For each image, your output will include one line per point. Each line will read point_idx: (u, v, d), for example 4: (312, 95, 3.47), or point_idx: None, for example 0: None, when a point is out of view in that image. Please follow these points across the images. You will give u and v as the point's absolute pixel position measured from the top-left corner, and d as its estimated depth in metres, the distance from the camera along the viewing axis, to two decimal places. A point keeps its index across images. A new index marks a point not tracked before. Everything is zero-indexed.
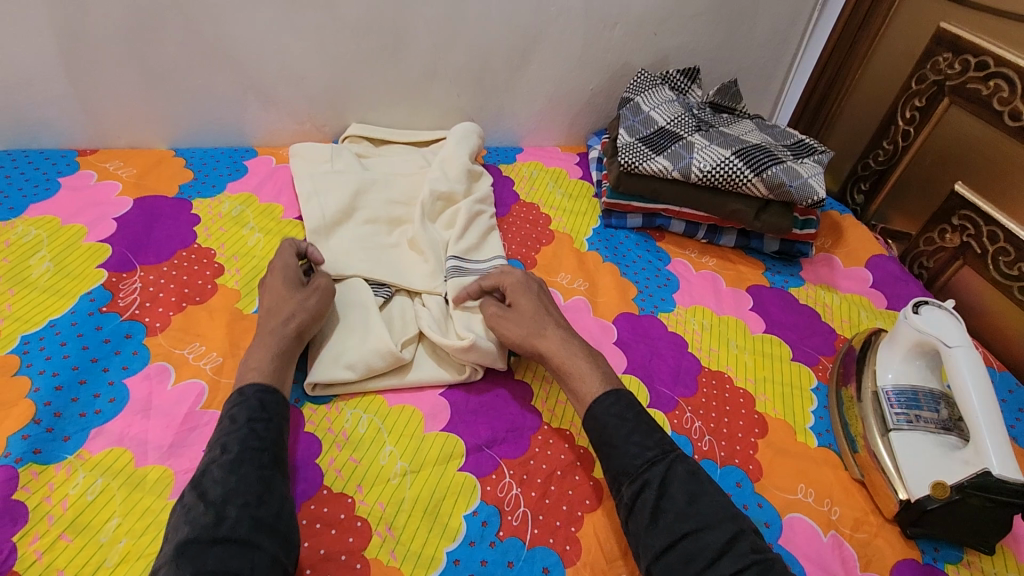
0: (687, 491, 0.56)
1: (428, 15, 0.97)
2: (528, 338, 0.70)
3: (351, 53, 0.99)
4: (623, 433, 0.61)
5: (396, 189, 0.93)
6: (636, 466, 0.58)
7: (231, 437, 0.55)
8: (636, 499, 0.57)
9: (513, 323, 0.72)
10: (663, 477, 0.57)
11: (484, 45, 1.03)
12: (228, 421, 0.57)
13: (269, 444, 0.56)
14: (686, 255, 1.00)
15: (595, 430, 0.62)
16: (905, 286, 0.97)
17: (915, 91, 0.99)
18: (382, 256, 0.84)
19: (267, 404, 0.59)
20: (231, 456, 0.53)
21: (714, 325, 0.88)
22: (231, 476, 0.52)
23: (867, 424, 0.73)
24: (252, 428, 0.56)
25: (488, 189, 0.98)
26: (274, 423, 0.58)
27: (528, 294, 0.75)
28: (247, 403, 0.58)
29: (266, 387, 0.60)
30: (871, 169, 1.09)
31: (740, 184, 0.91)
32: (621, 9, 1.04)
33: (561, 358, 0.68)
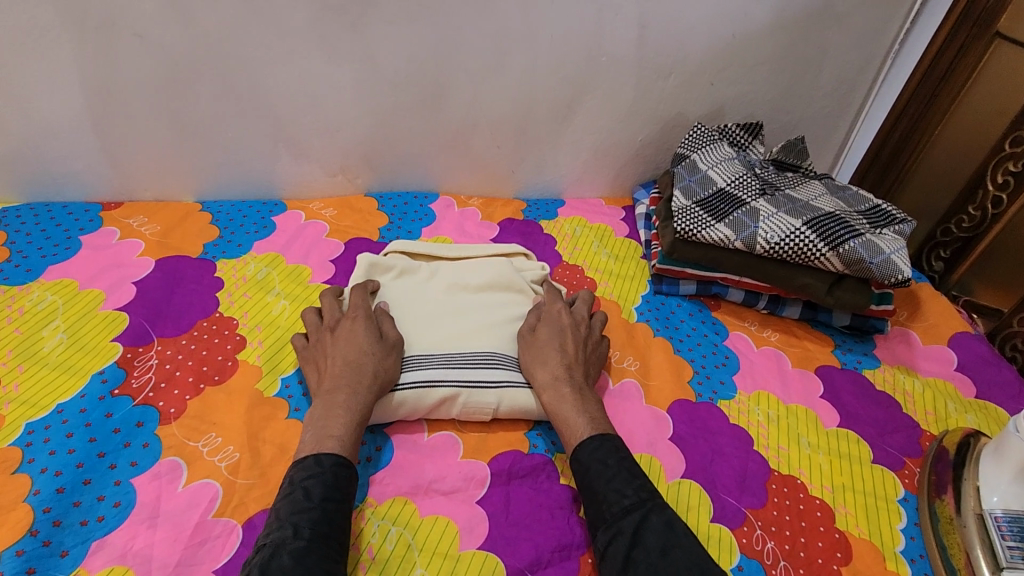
0: (659, 541, 0.55)
1: (471, 65, 0.92)
2: (530, 363, 0.71)
3: (388, 105, 0.94)
4: (604, 480, 0.60)
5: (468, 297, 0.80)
6: (612, 514, 0.58)
7: (303, 516, 0.53)
8: (608, 547, 0.56)
9: (523, 348, 0.73)
10: (638, 525, 0.56)
11: (530, 97, 0.97)
12: (301, 496, 0.55)
13: (338, 532, 0.54)
14: (745, 327, 0.91)
15: (577, 472, 0.62)
16: (997, 371, 0.87)
17: (1010, 154, 0.93)
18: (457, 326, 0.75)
19: (340, 480, 0.57)
20: (303, 542, 0.51)
21: (782, 417, 0.78)
22: (300, 565, 0.49)
23: (972, 554, 0.63)
24: (324, 509, 0.54)
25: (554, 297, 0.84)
26: (344, 506, 0.56)
27: (554, 326, 0.75)
28: (321, 478, 0.56)
29: (342, 461, 0.59)
30: (953, 235, 1.01)
31: (812, 259, 0.82)
32: (677, 59, 0.97)
33: (552, 399, 0.68)
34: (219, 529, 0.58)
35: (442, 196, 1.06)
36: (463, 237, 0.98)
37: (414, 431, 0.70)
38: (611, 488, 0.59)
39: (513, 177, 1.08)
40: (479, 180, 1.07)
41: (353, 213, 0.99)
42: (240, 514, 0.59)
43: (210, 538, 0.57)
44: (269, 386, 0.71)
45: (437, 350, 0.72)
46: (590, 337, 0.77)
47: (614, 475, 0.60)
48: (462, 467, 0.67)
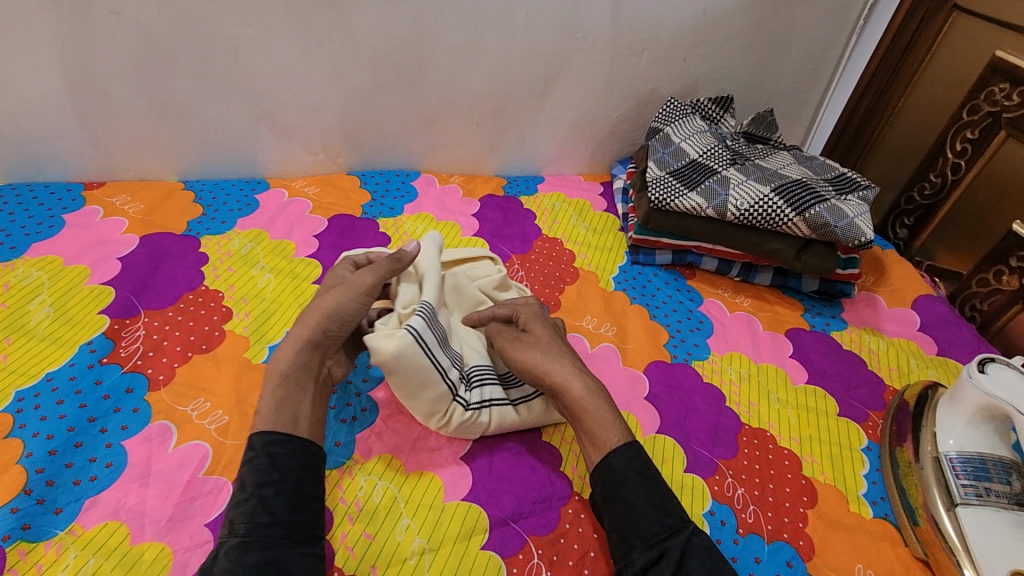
0: (704, 567, 0.52)
1: (449, 43, 0.93)
2: (540, 362, 0.65)
3: (367, 83, 0.95)
4: (644, 491, 0.57)
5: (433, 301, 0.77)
6: (654, 533, 0.54)
7: (238, 511, 0.52)
8: (650, 567, 0.53)
9: (528, 345, 0.67)
10: (683, 549, 0.53)
11: (507, 74, 0.99)
12: (239, 488, 0.54)
13: (280, 515, 0.52)
14: (719, 294, 0.94)
15: (610, 482, 0.58)
16: (956, 330, 0.91)
17: (966, 122, 0.93)
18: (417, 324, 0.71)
19: (277, 459, 0.55)
20: (238, 539, 0.50)
21: (753, 375, 0.82)
22: (236, 565, 0.48)
23: (929, 494, 0.66)
24: (260, 497, 0.53)
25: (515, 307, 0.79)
26: (285, 484, 0.54)
27: (543, 325, 0.70)
28: (255, 463, 0.55)
29: (277, 438, 0.57)
30: (916, 203, 1.03)
31: (780, 224, 0.85)
32: (650, 35, 0.99)
33: (581, 400, 0.62)
34: (210, 486, 0.59)
35: (423, 173, 1.08)
36: (444, 212, 1.00)
37: (398, 393, 0.72)
38: (653, 503, 0.56)
39: (493, 154, 1.10)
40: (460, 158, 1.09)
41: (335, 190, 1.01)
42: (231, 471, 0.61)
43: (202, 495, 0.59)
44: (257, 353, 0.73)
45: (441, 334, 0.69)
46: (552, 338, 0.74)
47: (653, 488, 0.57)
48: None
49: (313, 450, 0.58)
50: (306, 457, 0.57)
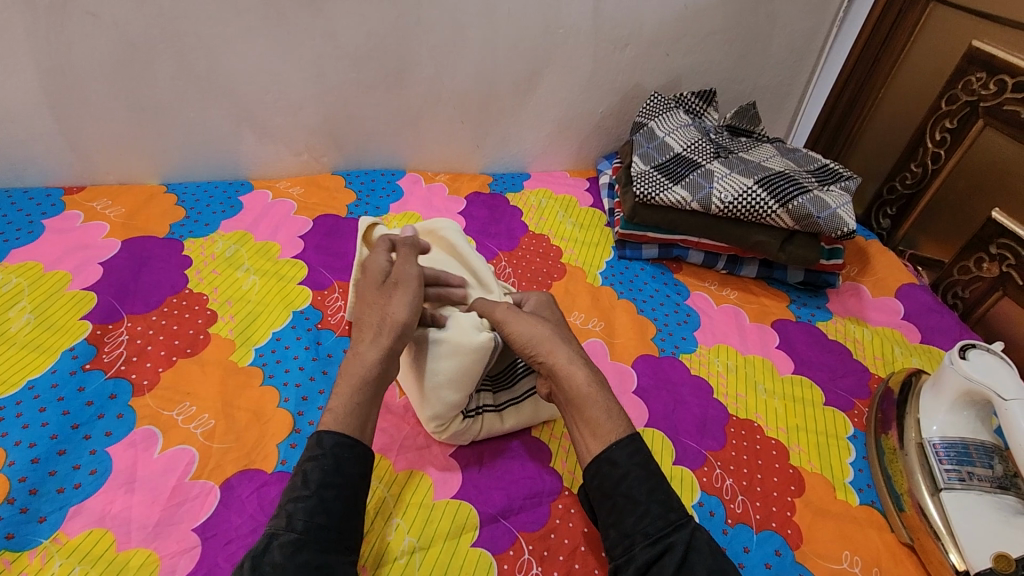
0: (708, 566, 0.50)
1: (432, 40, 0.93)
2: (547, 343, 0.61)
3: (349, 82, 0.94)
4: (645, 487, 0.54)
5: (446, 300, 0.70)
6: (656, 528, 0.52)
7: (297, 507, 0.50)
8: (652, 565, 0.50)
9: (531, 320, 0.63)
10: (688, 544, 0.51)
11: (491, 71, 0.99)
12: (300, 481, 0.51)
13: (336, 520, 0.50)
14: (705, 287, 0.95)
15: (609, 477, 0.55)
16: (940, 318, 0.92)
17: (945, 112, 0.93)
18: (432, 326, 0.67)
19: (343, 461, 0.53)
20: (294, 536, 0.48)
21: (740, 366, 0.83)
22: (289, 565, 0.46)
23: (913, 479, 0.67)
24: (320, 497, 0.50)
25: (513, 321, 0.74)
26: (346, 490, 0.52)
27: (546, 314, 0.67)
28: (322, 462, 0.52)
29: (345, 439, 0.54)
30: (898, 193, 1.04)
31: (764, 216, 0.86)
32: (632, 29, 0.99)
33: (583, 381, 0.59)
34: (197, 491, 0.59)
35: (409, 172, 1.07)
36: (430, 210, 1.00)
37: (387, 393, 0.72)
38: (656, 500, 0.53)
39: (478, 152, 1.10)
40: (445, 156, 1.09)
41: (320, 190, 1.00)
42: (217, 475, 0.60)
43: (188, 499, 0.58)
44: (243, 356, 0.72)
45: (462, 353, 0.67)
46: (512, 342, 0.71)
47: (654, 484, 0.54)
48: None
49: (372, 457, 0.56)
50: (367, 464, 0.54)
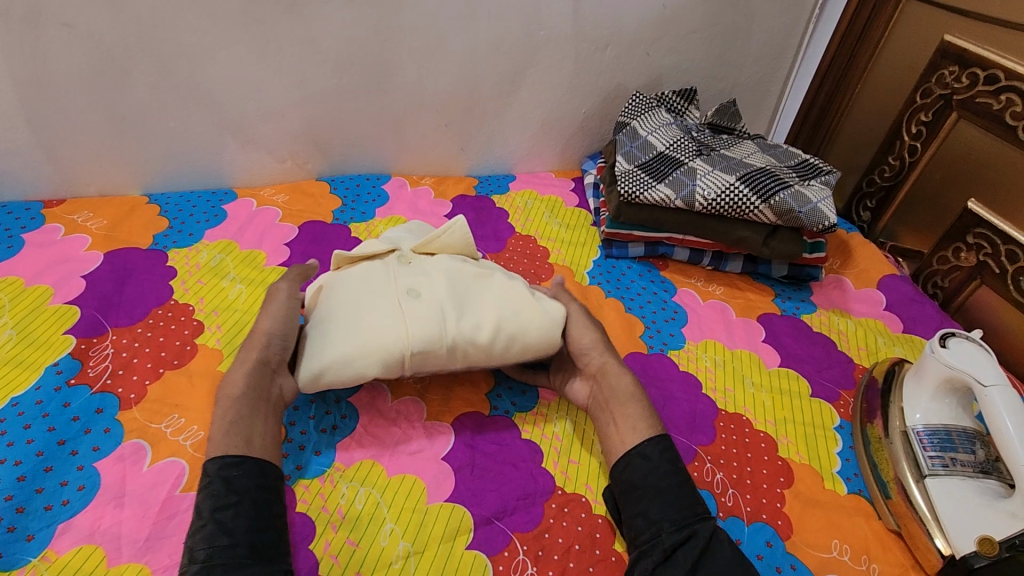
0: (730, 554, 0.53)
1: (413, 44, 0.93)
2: (588, 347, 0.70)
3: (332, 88, 0.94)
4: (672, 479, 0.58)
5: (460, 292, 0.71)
6: (682, 517, 0.55)
7: (197, 538, 0.50)
8: (677, 548, 0.54)
9: (585, 325, 0.72)
10: (711, 534, 0.54)
11: (474, 74, 0.99)
12: (195, 515, 0.51)
13: (242, 536, 0.50)
14: (692, 284, 0.96)
15: (640, 470, 0.59)
16: (921, 307, 0.94)
17: (920, 106, 0.95)
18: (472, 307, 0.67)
19: (233, 482, 0.53)
20: (200, 565, 0.48)
21: (727, 361, 0.84)
22: None
23: (899, 467, 0.68)
24: (216, 521, 0.50)
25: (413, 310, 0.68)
26: (243, 504, 0.52)
27: None
28: (210, 489, 0.52)
29: (229, 461, 0.54)
30: (877, 185, 1.06)
31: (747, 212, 0.87)
32: (612, 30, 1.00)
33: (628, 381, 0.67)
34: (188, 503, 0.59)
35: (394, 177, 1.07)
36: (417, 214, 1.00)
37: (378, 399, 0.72)
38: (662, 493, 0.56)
39: (463, 155, 1.10)
40: (430, 159, 1.09)
41: (305, 197, 1.00)
42: None
43: (179, 512, 0.58)
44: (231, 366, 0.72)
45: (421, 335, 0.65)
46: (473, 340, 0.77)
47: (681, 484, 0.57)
48: (427, 428, 0.69)
49: (269, 470, 0.56)
50: (262, 478, 0.55)
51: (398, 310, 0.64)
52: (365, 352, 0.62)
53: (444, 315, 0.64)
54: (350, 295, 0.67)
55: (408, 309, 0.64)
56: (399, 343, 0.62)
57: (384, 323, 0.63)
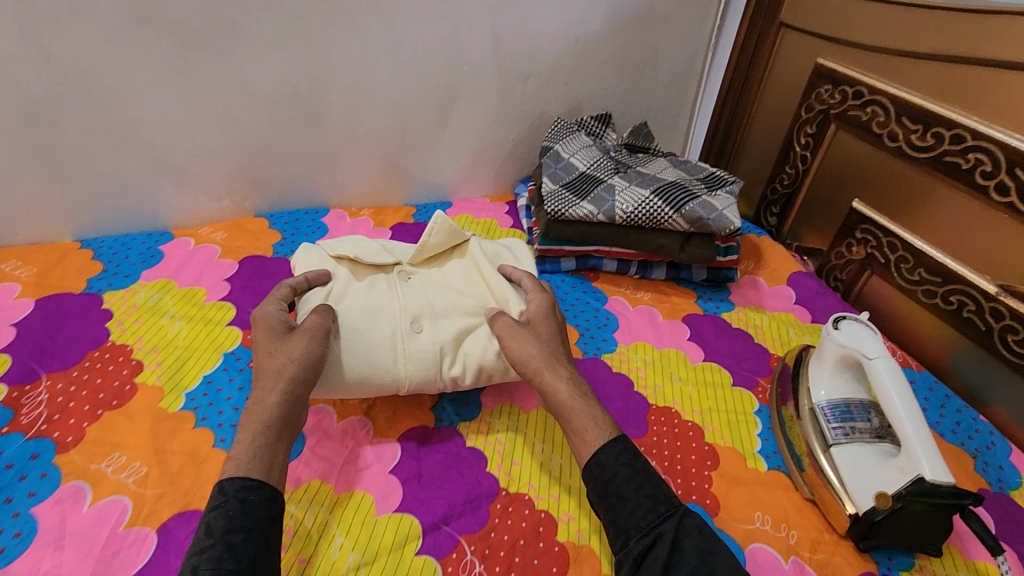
0: (699, 546, 0.54)
1: (343, 83, 0.98)
2: (532, 360, 0.68)
3: (266, 127, 0.98)
4: (634, 485, 0.58)
5: (454, 305, 0.77)
6: (648, 521, 0.56)
7: (202, 557, 0.48)
8: (646, 554, 0.54)
9: (523, 342, 0.70)
10: (677, 530, 0.55)
11: (404, 108, 1.05)
12: (203, 533, 0.50)
13: (246, 564, 0.48)
14: (622, 292, 1.03)
15: (600, 480, 0.60)
16: (825, 299, 1.04)
17: (805, 120, 1.07)
18: (462, 336, 0.74)
19: (248, 506, 0.52)
20: None
21: (657, 360, 0.90)
22: None
23: (809, 441, 0.75)
24: (227, 543, 0.49)
25: (415, 300, 0.76)
26: (254, 533, 0.50)
27: (548, 323, 0.73)
28: (225, 509, 0.51)
29: (249, 484, 0.53)
30: (779, 193, 1.17)
31: (662, 222, 0.95)
32: (531, 64, 1.08)
33: (567, 399, 0.65)
34: (132, 538, 0.59)
35: (333, 210, 1.10)
36: None
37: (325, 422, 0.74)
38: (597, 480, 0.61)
39: (399, 185, 1.14)
40: (368, 191, 1.13)
41: (244, 233, 1.01)
42: (153, 520, 0.60)
43: (123, 548, 0.58)
44: (172, 402, 0.72)
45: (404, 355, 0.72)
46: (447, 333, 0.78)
47: (641, 480, 0.59)
48: (374, 445, 0.72)
49: (281, 503, 0.55)
50: (275, 509, 0.53)
51: (399, 347, 0.71)
52: (366, 384, 0.71)
53: (439, 360, 0.72)
54: (355, 321, 0.72)
55: (409, 351, 0.72)
56: (399, 382, 0.71)
57: (385, 362, 0.71)
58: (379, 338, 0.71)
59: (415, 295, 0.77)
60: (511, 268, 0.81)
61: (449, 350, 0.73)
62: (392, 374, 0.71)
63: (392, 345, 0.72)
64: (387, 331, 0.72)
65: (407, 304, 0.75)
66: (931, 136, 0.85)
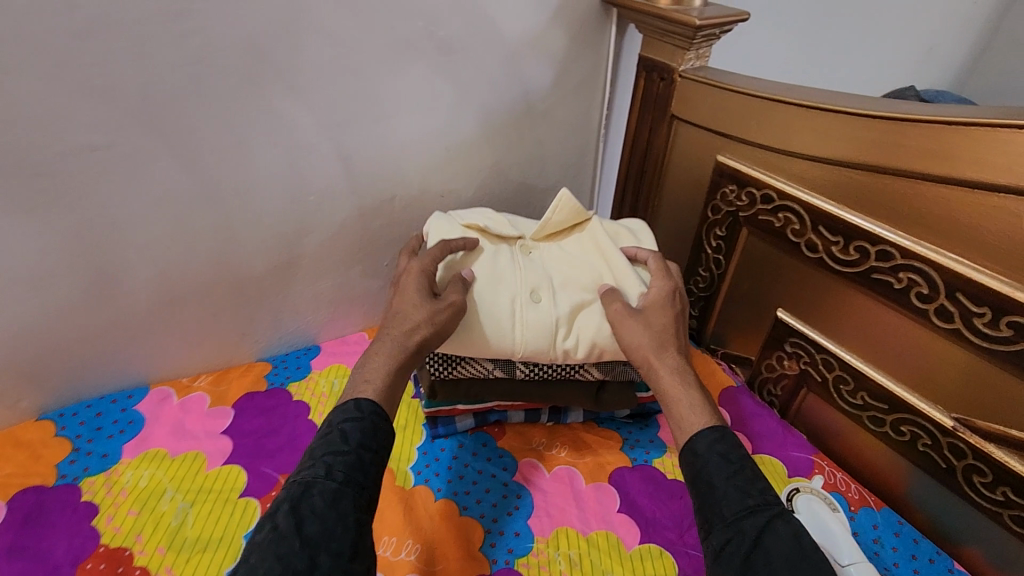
0: (785, 551, 0.52)
1: (140, 238, 0.75)
2: (642, 348, 0.71)
3: (31, 308, 0.72)
4: (724, 475, 0.59)
5: (573, 280, 0.79)
6: (733, 512, 0.56)
7: (340, 460, 0.55)
8: (726, 546, 0.54)
9: (639, 329, 0.72)
10: (762, 530, 0.54)
11: (237, 255, 0.83)
12: (340, 438, 0.57)
13: (371, 485, 0.56)
14: (534, 449, 0.85)
15: (693, 464, 0.61)
16: (764, 421, 0.91)
17: (713, 221, 0.95)
18: (576, 312, 0.76)
19: (377, 430, 0.60)
20: (336, 485, 0.53)
21: (583, 554, 0.72)
22: (332, 512, 0.52)
23: None
24: (359, 456, 0.56)
25: (537, 271, 0.79)
26: (378, 458, 0.58)
27: (665, 312, 0.74)
28: (360, 425, 0.59)
29: (380, 410, 0.61)
30: (695, 295, 1.05)
31: (574, 373, 0.80)
32: (396, 181, 0.90)
33: (672, 388, 0.68)
34: None
35: (155, 388, 0.86)
36: (184, 439, 0.79)
37: None
38: None
39: (246, 339, 0.91)
40: (204, 354, 0.88)
41: (14, 451, 0.76)
42: None
43: None
44: None
45: (519, 324, 0.74)
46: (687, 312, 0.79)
47: (733, 471, 0.59)
48: None
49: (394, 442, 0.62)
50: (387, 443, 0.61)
51: (518, 314, 0.75)
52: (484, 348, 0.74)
53: (555, 328, 0.75)
54: (480, 284, 0.76)
55: (527, 318, 0.74)
56: (514, 348, 0.74)
57: (503, 328, 0.74)
58: (502, 308, 0.75)
59: (534, 269, 0.79)
60: (635, 249, 0.84)
61: (564, 322, 0.75)
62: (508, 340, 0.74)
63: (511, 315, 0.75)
64: (508, 298, 0.75)
65: (529, 274, 0.78)
66: (855, 249, 0.75)
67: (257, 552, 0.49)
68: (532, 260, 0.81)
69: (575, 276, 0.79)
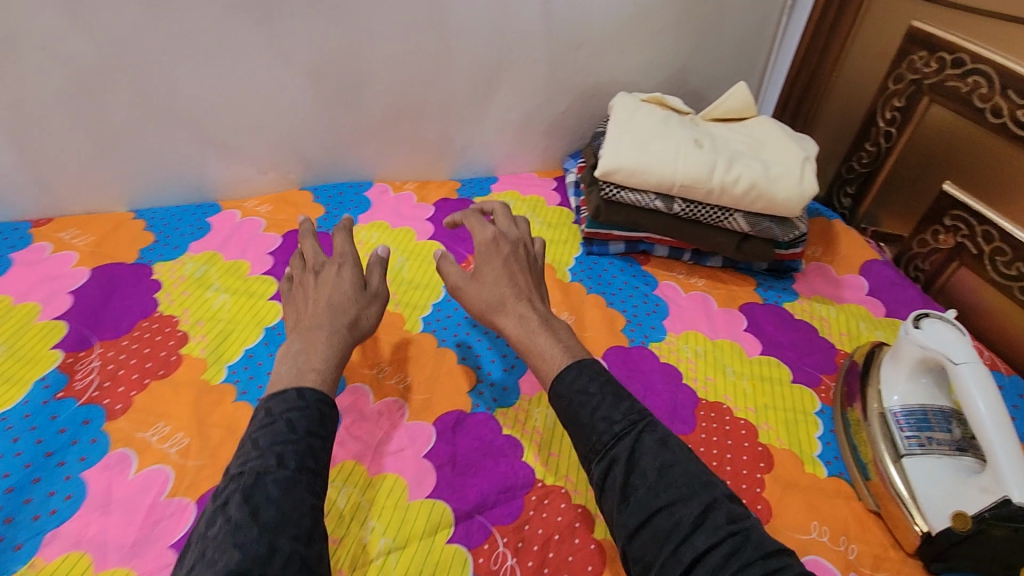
0: (656, 464, 0.53)
1: (384, 50, 0.94)
2: (483, 303, 0.70)
3: (306, 97, 0.96)
4: (589, 409, 0.57)
5: (732, 147, 0.92)
6: (602, 443, 0.55)
7: (288, 447, 0.52)
8: (605, 478, 0.54)
9: (477, 288, 0.71)
10: (631, 451, 0.54)
11: (448, 80, 1.01)
12: (285, 428, 0.53)
13: (321, 469, 0.53)
14: (674, 276, 0.97)
15: (565, 406, 0.59)
16: (903, 290, 0.94)
17: (892, 92, 0.96)
18: (732, 163, 0.88)
19: (325, 418, 0.57)
20: (287, 473, 0.50)
21: (709, 351, 0.84)
22: (286, 497, 0.49)
23: (877, 449, 0.69)
24: (308, 443, 0.53)
25: (704, 134, 0.93)
26: (328, 443, 0.55)
27: (495, 258, 0.73)
28: (292, 418, 0.55)
29: (325, 399, 0.58)
30: (855, 171, 1.06)
31: (723, 220, 0.90)
32: (583, 30, 1.01)
33: (525, 335, 0.66)
34: (173, 507, 0.60)
35: (377, 184, 1.09)
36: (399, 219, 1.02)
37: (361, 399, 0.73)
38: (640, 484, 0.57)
39: (443, 159, 1.11)
40: (412, 164, 1.10)
41: (288, 207, 1.01)
42: (193, 492, 0.62)
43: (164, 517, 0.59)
44: (215, 375, 0.74)
45: (682, 159, 0.88)
46: (531, 258, 0.76)
47: (598, 403, 0.57)
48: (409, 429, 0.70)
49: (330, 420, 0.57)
50: (323, 423, 0.56)
51: (683, 152, 0.88)
52: (650, 175, 0.88)
53: (713, 166, 0.87)
54: (654, 130, 0.92)
55: (691, 155, 0.88)
56: (674, 177, 0.87)
57: (668, 160, 0.88)
58: (669, 148, 0.89)
59: (700, 132, 0.94)
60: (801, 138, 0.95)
61: (722, 163, 0.87)
62: (672, 168, 0.87)
63: (676, 153, 0.88)
64: (676, 142, 0.90)
65: (697, 133, 0.93)
66: None
67: (213, 545, 0.46)
68: (700, 129, 0.95)
69: (734, 146, 0.92)
